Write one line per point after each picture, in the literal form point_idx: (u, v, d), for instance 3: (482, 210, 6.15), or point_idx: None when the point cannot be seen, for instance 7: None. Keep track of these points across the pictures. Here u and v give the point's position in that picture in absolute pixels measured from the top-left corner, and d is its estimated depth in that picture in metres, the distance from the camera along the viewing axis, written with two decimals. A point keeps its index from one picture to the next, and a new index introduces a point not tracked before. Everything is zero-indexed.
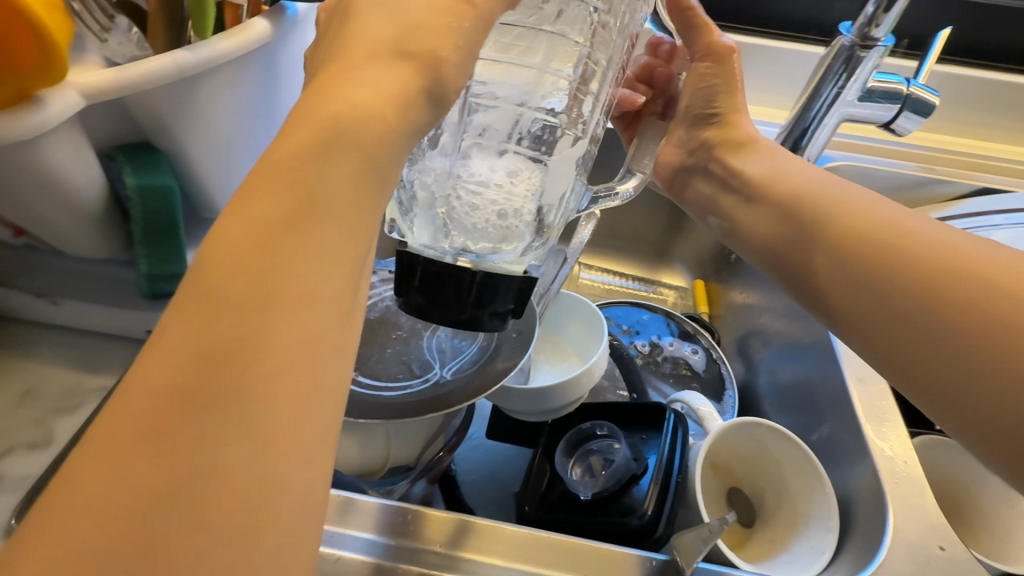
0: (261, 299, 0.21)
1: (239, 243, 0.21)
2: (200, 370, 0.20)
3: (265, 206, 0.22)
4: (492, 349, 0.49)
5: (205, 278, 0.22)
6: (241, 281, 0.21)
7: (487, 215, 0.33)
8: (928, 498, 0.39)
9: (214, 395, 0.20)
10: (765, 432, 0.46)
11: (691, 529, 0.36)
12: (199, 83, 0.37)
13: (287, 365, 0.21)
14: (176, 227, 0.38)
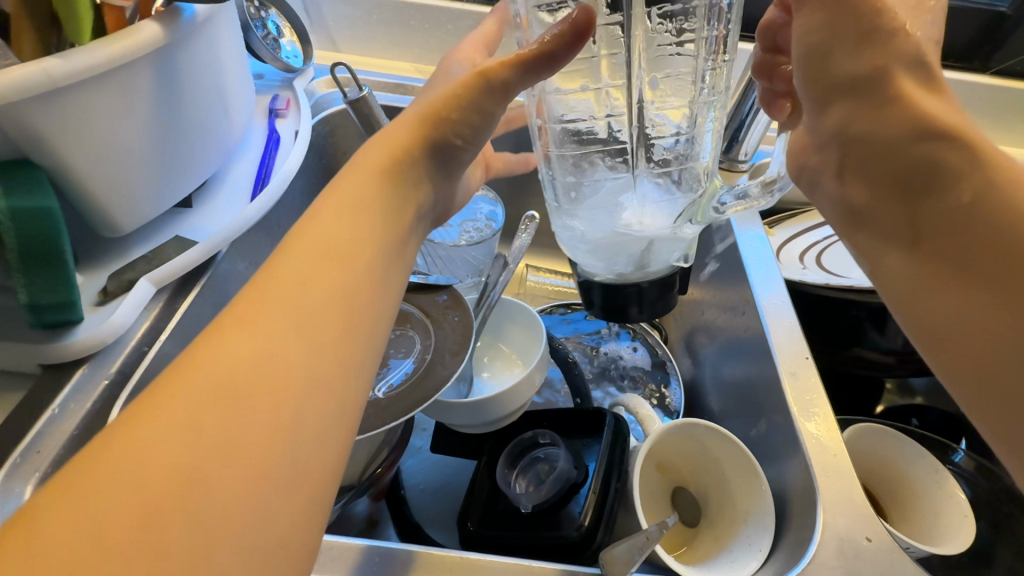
0: (300, 311, 0.28)
1: (251, 330, 0.27)
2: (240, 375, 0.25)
3: (320, 247, 0.31)
4: (427, 362, 0.48)
5: (252, 301, 0.28)
6: (294, 306, 0.28)
7: (616, 238, 0.39)
8: (856, 489, 0.40)
9: (257, 393, 0.25)
10: (704, 431, 0.46)
11: (624, 539, 0.36)
12: (78, 92, 0.34)
13: (325, 367, 0.27)
14: (63, 250, 0.35)
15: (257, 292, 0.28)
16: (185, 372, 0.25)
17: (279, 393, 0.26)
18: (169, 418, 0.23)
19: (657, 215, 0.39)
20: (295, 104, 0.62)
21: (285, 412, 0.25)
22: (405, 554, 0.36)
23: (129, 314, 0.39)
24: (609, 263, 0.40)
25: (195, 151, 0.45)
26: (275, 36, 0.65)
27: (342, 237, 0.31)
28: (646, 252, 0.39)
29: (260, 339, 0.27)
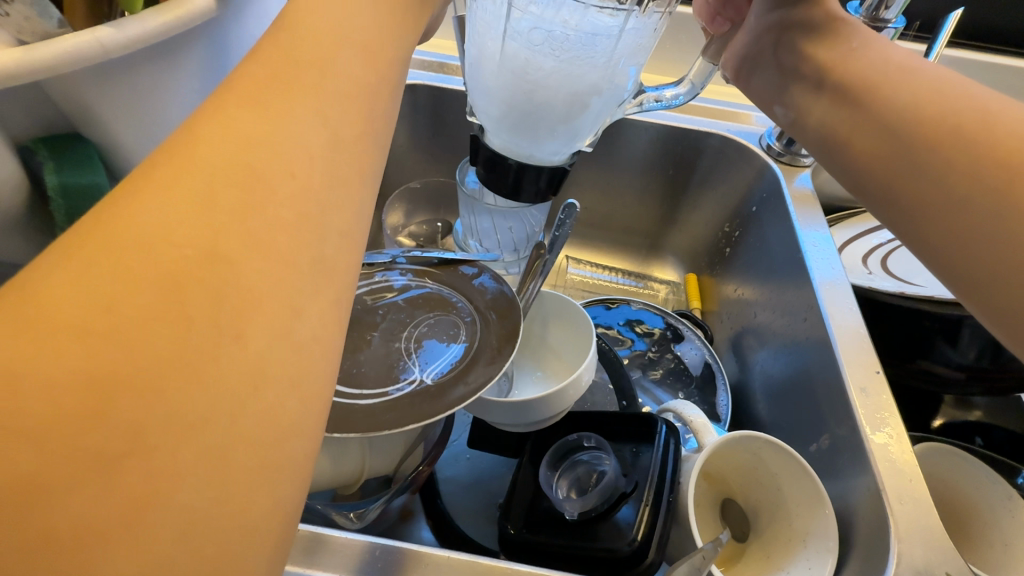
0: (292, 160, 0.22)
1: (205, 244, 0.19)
2: (220, 220, 0.19)
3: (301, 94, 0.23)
4: (475, 348, 0.46)
5: (232, 135, 0.21)
6: (247, 151, 0.21)
7: (532, 118, 0.44)
8: (934, 520, 0.37)
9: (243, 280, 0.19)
10: (763, 446, 0.43)
11: (682, 559, 0.34)
12: (127, 63, 0.32)
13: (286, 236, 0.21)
14: None
15: (232, 112, 0.21)
16: (127, 200, 0.18)
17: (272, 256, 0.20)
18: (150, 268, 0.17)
19: (588, 106, 0.44)
20: None
21: (275, 293, 0.20)
22: (449, 562, 0.35)
23: None
24: (532, 141, 0.46)
25: None
26: None
27: (311, 88, 0.24)
28: (567, 138, 0.47)
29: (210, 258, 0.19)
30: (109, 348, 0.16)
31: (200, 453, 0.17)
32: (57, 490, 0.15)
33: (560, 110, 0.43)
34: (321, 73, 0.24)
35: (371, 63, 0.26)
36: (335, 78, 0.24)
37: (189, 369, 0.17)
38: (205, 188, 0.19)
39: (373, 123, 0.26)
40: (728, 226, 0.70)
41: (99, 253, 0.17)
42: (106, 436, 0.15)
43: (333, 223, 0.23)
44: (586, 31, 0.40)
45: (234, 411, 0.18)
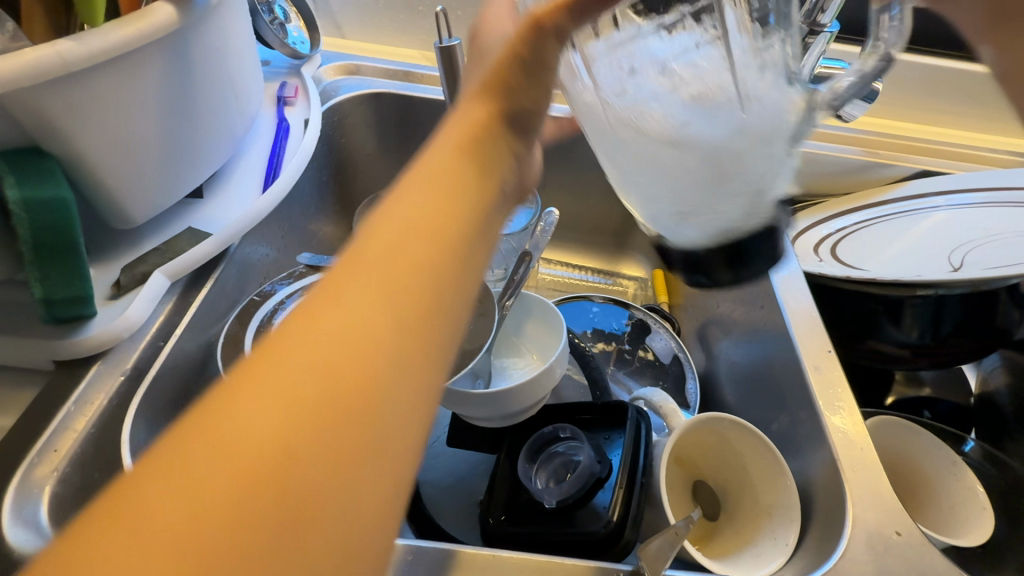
0: (384, 319, 0.21)
1: (298, 411, 0.19)
2: (317, 391, 0.19)
3: (387, 243, 0.23)
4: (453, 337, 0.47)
5: (344, 304, 0.21)
6: (347, 285, 0.22)
7: (674, 194, 0.29)
8: (886, 485, 0.40)
9: (328, 411, 0.19)
10: (729, 426, 0.45)
11: (656, 534, 0.36)
12: (91, 78, 0.32)
13: (347, 407, 0.19)
14: (77, 242, 0.33)
15: (342, 271, 0.22)
16: (248, 368, 0.19)
17: (363, 422, 0.19)
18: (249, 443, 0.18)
19: (721, 116, 0.27)
20: (303, 92, 0.61)
21: (362, 454, 0.19)
22: (432, 552, 0.36)
23: (145, 308, 0.38)
24: (677, 226, 0.32)
25: (210, 140, 0.44)
26: (282, 21, 0.63)
27: (403, 246, 0.23)
28: (750, 176, 0.28)
29: (303, 431, 0.18)
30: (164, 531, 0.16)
31: None
32: None
33: (693, 164, 0.28)
34: (403, 210, 0.24)
35: (455, 185, 0.26)
36: (418, 211, 0.24)
37: (275, 500, 0.17)
38: (308, 355, 0.20)
39: (461, 243, 0.25)
40: None
41: (215, 424, 0.18)
42: None
43: (416, 367, 0.21)
44: (708, 91, 0.27)
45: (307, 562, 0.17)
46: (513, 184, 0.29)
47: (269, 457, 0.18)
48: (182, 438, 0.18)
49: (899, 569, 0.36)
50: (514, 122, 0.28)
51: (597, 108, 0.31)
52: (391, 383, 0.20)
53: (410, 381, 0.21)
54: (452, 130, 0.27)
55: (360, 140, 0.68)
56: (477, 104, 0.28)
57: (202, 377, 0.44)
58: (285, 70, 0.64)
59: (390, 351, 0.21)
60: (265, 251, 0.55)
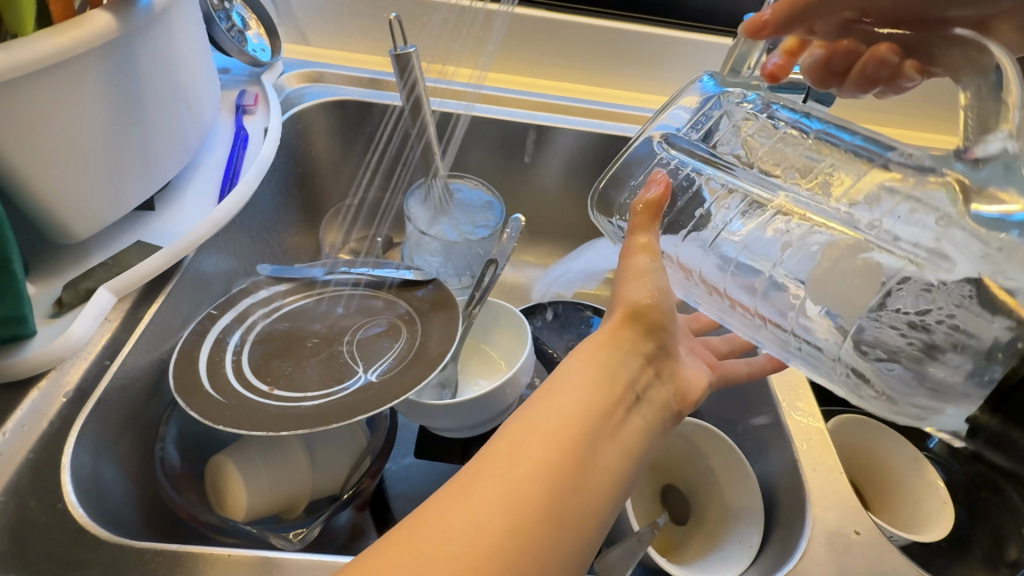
0: (571, 487, 0.27)
1: (494, 556, 0.24)
2: (509, 540, 0.25)
3: (556, 409, 0.29)
4: (417, 347, 0.47)
5: (537, 465, 0.27)
6: (531, 444, 0.28)
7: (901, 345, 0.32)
8: (846, 484, 0.40)
9: (510, 560, 0.25)
10: (694, 429, 0.46)
11: (616, 543, 0.35)
12: (24, 89, 0.31)
13: (528, 553, 0.25)
14: (11, 260, 0.32)
15: (527, 420, 0.29)
16: (463, 491, 0.26)
17: (538, 571, 0.25)
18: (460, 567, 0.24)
19: (875, 261, 0.33)
20: (263, 100, 0.60)
21: None
22: None
23: (88, 326, 0.37)
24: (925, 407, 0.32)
25: (161, 151, 0.43)
26: (240, 28, 0.62)
27: (580, 417, 0.29)
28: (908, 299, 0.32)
29: (498, 566, 0.24)
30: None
31: None
32: None
33: (857, 278, 0.33)
34: (567, 387, 0.31)
35: (612, 365, 0.32)
36: (578, 386, 0.31)
37: None
38: (503, 502, 0.26)
39: (619, 428, 0.30)
40: None
41: (438, 534, 0.25)
42: None
43: (582, 532, 0.27)
44: (790, 251, 0.37)
45: None
46: (654, 397, 0.33)
47: None
48: (410, 528, 0.26)
49: (859, 568, 0.36)
50: (649, 325, 0.34)
51: (701, 298, 0.40)
52: (563, 530, 0.26)
53: (576, 544, 0.27)
54: (624, 301, 0.34)
55: (324, 148, 0.67)
56: (641, 284, 0.34)
57: (153, 396, 0.42)
58: (244, 78, 0.63)
59: (571, 514, 0.27)
60: (224, 264, 0.53)
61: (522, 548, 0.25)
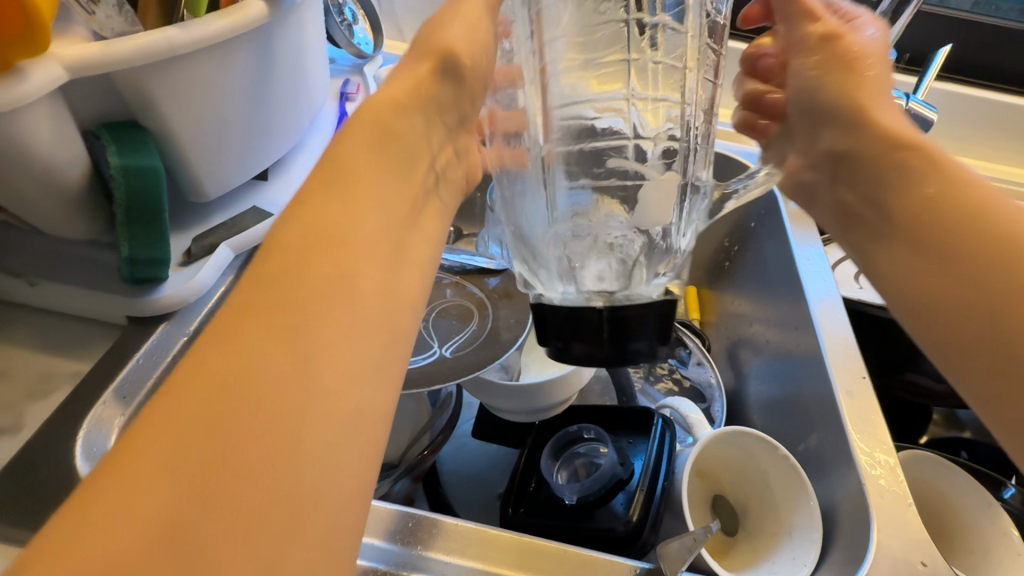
0: (249, 286, 0.26)
1: (274, 316, 0.25)
2: (300, 290, 0.26)
3: (327, 203, 0.29)
4: (490, 328, 0.50)
5: (320, 220, 0.28)
6: (315, 212, 0.29)
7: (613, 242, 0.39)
8: (913, 514, 0.40)
9: (299, 311, 0.25)
10: (754, 442, 0.45)
11: (675, 537, 0.36)
12: (190, 62, 0.36)
13: (326, 315, 0.25)
14: (162, 209, 0.37)
15: (304, 199, 0.29)
16: (250, 282, 0.26)
17: (339, 308, 0.26)
18: (237, 341, 0.24)
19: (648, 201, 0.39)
20: (365, 89, 0.64)
21: (341, 342, 0.25)
22: (434, 523, 0.37)
23: (211, 276, 0.42)
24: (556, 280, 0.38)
25: (280, 127, 0.48)
26: (349, 22, 0.67)
27: (319, 215, 0.29)
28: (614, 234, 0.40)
29: (278, 320, 0.25)
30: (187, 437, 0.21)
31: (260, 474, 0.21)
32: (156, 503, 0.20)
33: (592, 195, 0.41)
34: (339, 172, 0.31)
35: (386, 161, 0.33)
36: (359, 169, 0.32)
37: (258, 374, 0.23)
38: (292, 266, 0.26)
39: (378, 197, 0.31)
40: (728, 241, 0.72)
41: (221, 331, 0.24)
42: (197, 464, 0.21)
43: (384, 265, 0.29)
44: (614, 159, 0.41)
45: (291, 434, 0.22)
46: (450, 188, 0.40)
47: (253, 345, 0.24)
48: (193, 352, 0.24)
49: None
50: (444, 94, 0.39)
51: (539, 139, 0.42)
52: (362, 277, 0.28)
53: (378, 283, 0.28)
54: (368, 121, 0.35)
55: None
56: (389, 98, 0.36)
57: None
58: (348, 67, 0.67)
59: (337, 256, 0.27)
60: None
61: (304, 295, 0.26)
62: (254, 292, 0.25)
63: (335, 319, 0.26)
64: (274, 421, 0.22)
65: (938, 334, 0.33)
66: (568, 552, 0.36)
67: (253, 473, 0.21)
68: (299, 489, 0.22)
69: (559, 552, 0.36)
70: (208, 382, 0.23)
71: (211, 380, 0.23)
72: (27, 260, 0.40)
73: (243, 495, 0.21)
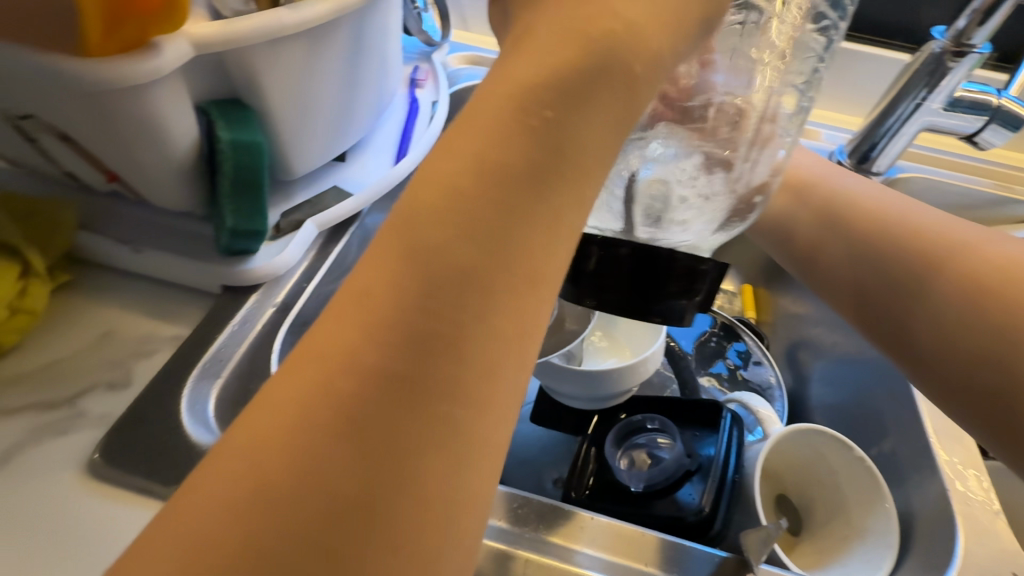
0: (383, 266, 0.21)
1: (410, 315, 0.20)
2: (439, 291, 0.20)
3: (486, 173, 0.22)
4: (557, 315, 0.50)
5: (477, 196, 0.22)
6: (462, 180, 0.22)
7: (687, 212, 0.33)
8: (1001, 524, 0.38)
9: (438, 320, 0.20)
10: (828, 442, 0.44)
11: (751, 529, 0.36)
12: (295, 43, 0.37)
13: (463, 330, 0.20)
14: (262, 184, 0.39)
15: (460, 159, 0.22)
16: (391, 261, 0.21)
17: (480, 321, 0.21)
18: (368, 339, 0.20)
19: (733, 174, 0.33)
20: (434, 76, 0.65)
21: (475, 365, 0.20)
22: (505, 497, 0.37)
23: (297, 252, 0.44)
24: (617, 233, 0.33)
25: (364, 111, 0.49)
26: (420, 10, 0.68)
27: (475, 201, 0.21)
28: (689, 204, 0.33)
29: (413, 320, 0.20)
30: (306, 476, 0.18)
31: (372, 504, 0.18)
32: (265, 511, 0.18)
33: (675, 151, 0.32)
34: (488, 128, 0.22)
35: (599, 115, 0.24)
36: (527, 124, 0.23)
37: (383, 388, 0.19)
38: (436, 261, 0.21)
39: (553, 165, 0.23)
40: None
41: (353, 321, 0.20)
42: (314, 477, 0.18)
43: (541, 275, 0.22)
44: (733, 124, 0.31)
45: (409, 465, 0.19)
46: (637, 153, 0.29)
47: (385, 351, 0.20)
48: (321, 340, 0.20)
49: None
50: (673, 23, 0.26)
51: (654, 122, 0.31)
52: (510, 289, 0.21)
53: (529, 297, 0.22)
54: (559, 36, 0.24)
55: None
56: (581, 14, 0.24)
57: None
58: (416, 54, 0.69)
59: (496, 257, 0.21)
60: None
61: (444, 299, 0.20)
62: (395, 305, 0.20)
63: (471, 334, 0.21)
64: (396, 450, 0.19)
65: (928, 367, 0.37)
66: (617, 526, 0.36)
67: (368, 503, 0.18)
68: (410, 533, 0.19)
69: (611, 527, 0.36)
70: (334, 381, 0.19)
71: (337, 381, 0.19)
72: (132, 228, 0.43)
73: (365, 562, 0.18)
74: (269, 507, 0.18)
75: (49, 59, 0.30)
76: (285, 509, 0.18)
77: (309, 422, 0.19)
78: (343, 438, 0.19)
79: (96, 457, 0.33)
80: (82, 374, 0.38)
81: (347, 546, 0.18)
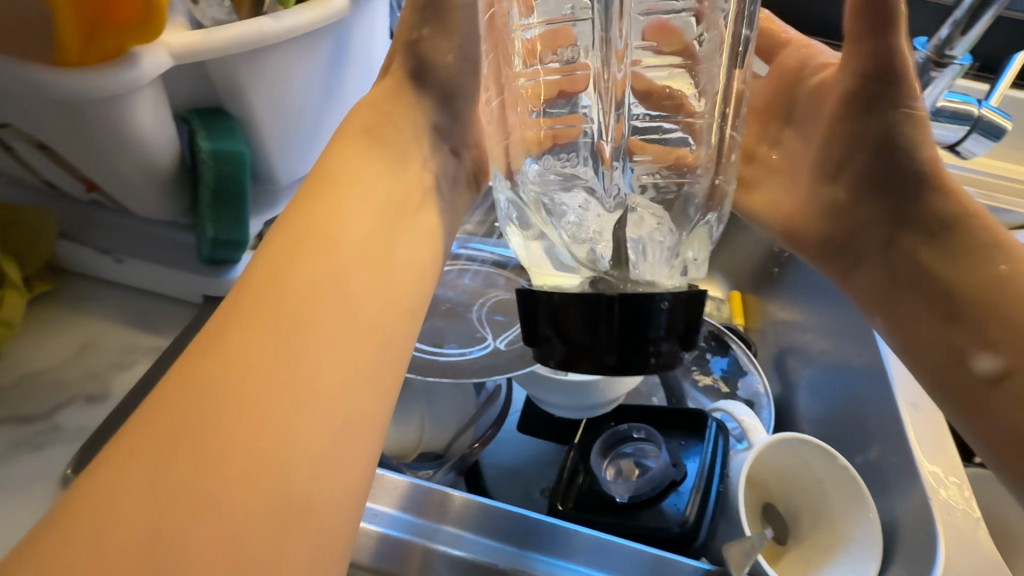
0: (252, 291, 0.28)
1: (265, 318, 0.27)
2: (286, 302, 0.27)
3: (325, 224, 0.31)
4: None
5: (321, 234, 0.31)
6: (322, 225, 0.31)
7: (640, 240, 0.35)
8: (982, 533, 0.39)
9: (292, 320, 0.27)
10: (814, 451, 0.44)
11: (735, 539, 0.36)
12: (277, 53, 0.37)
13: (313, 325, 0.27)
14: (244, 194, 0.38)
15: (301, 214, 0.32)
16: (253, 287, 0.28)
17: (320, 321, 0.28)
18: (236, 347, 0.25)
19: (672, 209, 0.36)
20: None
21: (323, 353, 0.27)
22: (485, 508, 0.37)
23: None
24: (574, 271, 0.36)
25: (351, 118, 0.49)
26: None
27: (313, 233, 0.31)
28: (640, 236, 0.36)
29: (265, 325, 0.26)
30: (173, 478, 0.22)
31: (244, 481, 0.22)
32: (155, 507, 0.21)
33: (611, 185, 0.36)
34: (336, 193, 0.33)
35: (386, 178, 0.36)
36: (351, 188, 0.34)
37: (250, 376, 0.25)
38: (285, 284, 0.28)
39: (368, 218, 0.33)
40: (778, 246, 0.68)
41: (221, 337, 0.26)
42: (196, 466, 0.22)
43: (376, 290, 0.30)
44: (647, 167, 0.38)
45: (282, 437, 0.24)
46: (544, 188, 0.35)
47: (248, 346, 0.25)
48: (199, 356, 0.25)
49: None
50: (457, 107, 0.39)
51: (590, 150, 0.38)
52: (344, 293, 0.29)
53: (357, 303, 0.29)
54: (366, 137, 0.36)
55: None
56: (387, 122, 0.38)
57: None
58: None
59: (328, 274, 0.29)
60: None
61: (292, 305, 0.27)
62: (253, 316, 0.27)
63: (314, 329, 0.27)
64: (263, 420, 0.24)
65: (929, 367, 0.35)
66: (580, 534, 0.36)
67: (242, 473, 0.22)
68: (280, 495, 0.23)
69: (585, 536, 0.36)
70: (200, 386, 0.24)
71: (202, 383, 0.24)
72: (113, 236, 0.42)
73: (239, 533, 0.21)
74: (157, 496, 0.21)
75: (23, 69, 0.29)
76: (165, 497, 0.21)
77: (186, 422, 0.23)
78: (221, 426, 0.23)
79: (71, 471, 0.33)
80: (60, 385, 0.37)
81: (225, 512, 0.22)
